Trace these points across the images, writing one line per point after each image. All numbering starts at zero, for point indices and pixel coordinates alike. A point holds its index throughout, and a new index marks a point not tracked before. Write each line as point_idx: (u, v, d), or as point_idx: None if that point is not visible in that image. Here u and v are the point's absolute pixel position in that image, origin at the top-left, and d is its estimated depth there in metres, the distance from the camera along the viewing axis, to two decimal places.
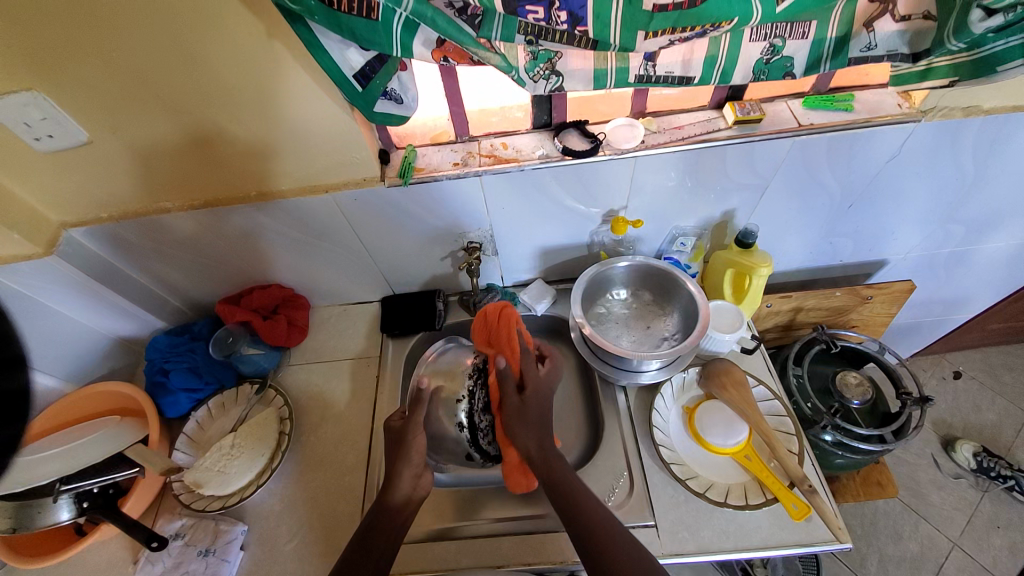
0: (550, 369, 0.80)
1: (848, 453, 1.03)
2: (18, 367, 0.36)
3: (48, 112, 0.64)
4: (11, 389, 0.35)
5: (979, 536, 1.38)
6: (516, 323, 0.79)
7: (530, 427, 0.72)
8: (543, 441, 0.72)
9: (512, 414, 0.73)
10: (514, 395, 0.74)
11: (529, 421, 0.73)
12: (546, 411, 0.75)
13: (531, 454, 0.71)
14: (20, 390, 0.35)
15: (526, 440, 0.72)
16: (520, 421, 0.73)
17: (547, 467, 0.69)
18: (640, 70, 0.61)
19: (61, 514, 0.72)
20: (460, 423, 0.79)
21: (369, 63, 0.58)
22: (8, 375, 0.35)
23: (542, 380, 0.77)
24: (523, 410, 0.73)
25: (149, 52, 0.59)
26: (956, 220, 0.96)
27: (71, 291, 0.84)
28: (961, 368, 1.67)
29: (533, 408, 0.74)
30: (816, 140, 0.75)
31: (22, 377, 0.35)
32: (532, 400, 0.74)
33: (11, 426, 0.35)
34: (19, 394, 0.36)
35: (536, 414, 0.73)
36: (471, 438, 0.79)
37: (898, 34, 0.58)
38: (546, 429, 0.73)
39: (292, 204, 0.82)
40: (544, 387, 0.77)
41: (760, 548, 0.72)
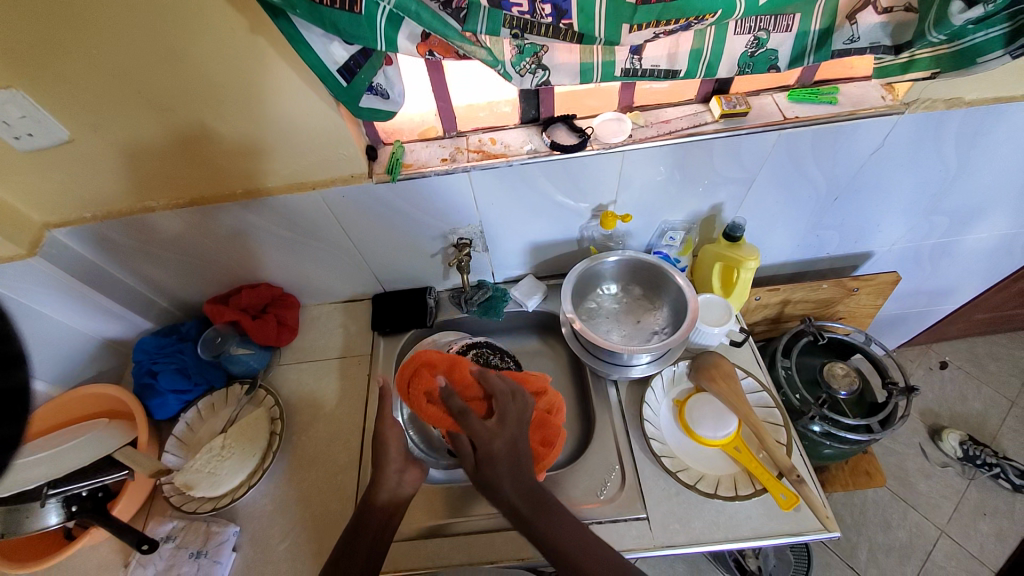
0: (502, 418, 0.65)
1: (836, 443, 1.04)
2: (17, 365, 0.35)
3: (28, 110, 0.63)
4: (8, 387, 0.35)
5: (966, 522, 1.41)
6: (432, 372, 0.79)
7: (501, 487, 0.60)
8: (524, 484, 0.61)
9: (478, 482, 0.62)
10: (468, 458, 0.62)
11: (500, 478, 0.60)
12: (518, 465, 0.62)
13: (514, 508, 0.60)
14: (18, 387, 0.35)
15: (504, 494, 0.60)
16: (490, 478, 0.61)
17: (530, 522, 0.59)
18: (626, 64, 0.62)
19: (50, 519, 0.70)
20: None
21: (354, 58, 0.57)
22: (7, 372, 0.35)
23: (498, 430, 0.63)
24: (489, 480, 0.60)
25: (129, 48, 0.58)
26: (940, 212, 0.97)
27: (55, 292, 0.83)
28: (947, 358, 1.70)
29: (499, 465, 0.61)
30: (801, 133, 0.76)
31: (22, 375, 0.35)
32: (490, 460, 0.61)
33: (12, 425, 0.35)
34: (18, 390, 0.35)
35: (505, 475, 0.61)
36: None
37: (880, 26, 0.58)
38: (520, 473, 0.62)
39: (280, 201, 0.81)
40: (501, 440, 0.63)
41: (748, 538, 0.72)
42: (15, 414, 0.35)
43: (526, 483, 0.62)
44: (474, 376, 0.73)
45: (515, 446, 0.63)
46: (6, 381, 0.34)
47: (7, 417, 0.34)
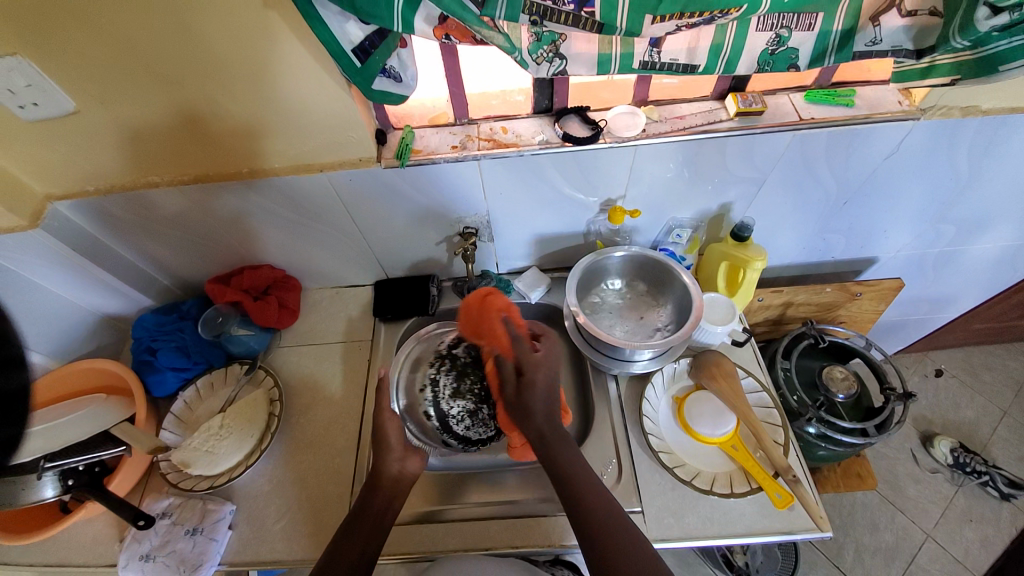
0: (548, 352, 0.71)
1: (831, 446, 1.05)
2: (17, 367, 0.41)
3: (33, 79, 0.62)
4: (11, 388, 0.40)
5: (952, 528, 1.43)
6: (499, 309, 0.74)
7: (533, 413, 0.66)
8: (551, 418, 0.67)
9: (513, 408, 0.67)
10: (512, 383, 0.67)
11: (531, 405, 0.66)
12: (551, 398, 0.67)
13: (540, 433, 0.66)
14: (19, 388, 0.41)
15: (534, 423, 0.66)
16: (525, 405, 0.66)
17: (550, 448, 0.65)
18: (644, 56, 0.61)
19: (45, 492, 0.70)
20: (427, 410, 0.78)
21: (369, 37, 0.56)
22: (10, 374, 0.40)
23: (547, 363, 0.69)
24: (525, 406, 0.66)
25: (141, 21, 0.57)
26: (947, 220, 0.97)
27: (56, 266, 0.82)
28: (943, 366, 1.71)
29: (534, 391, 0.66)
30: (816, 134, 0.75)
31: (23, 376, 0.41)
32: (529, 387, 0.66)
33: (14, 424, 0.40)
34: (19, 392, 0.41)
35: (539, 405, 0.66)
36: (444, 426, 0.77)
37: (902, 29, 0.57)
38: (553, 410, 0.67)
39: (285, 182, 0.80)
40: (545, 374, 0.68)
41: (742, 535, 0.73)
42: (12, 413, 0.40)
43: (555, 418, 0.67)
44: (524, 322, 0.76)
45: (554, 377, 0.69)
46: (8, 381, 0.40)
47: (8, 416, 0.40)
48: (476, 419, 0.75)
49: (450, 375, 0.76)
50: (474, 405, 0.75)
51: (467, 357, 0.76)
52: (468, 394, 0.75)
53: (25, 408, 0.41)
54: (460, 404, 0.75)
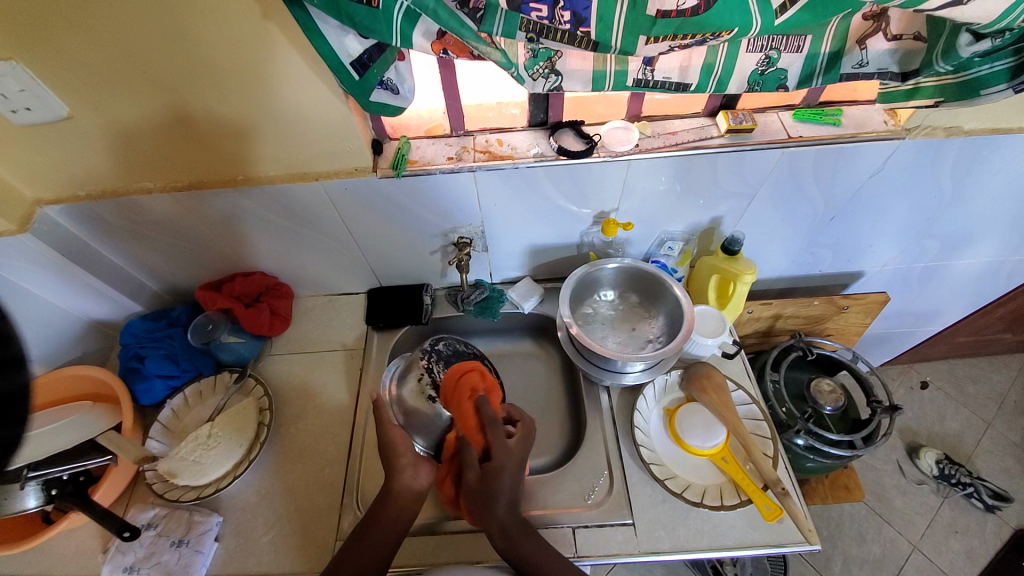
0: (520, 438, 0.74)
1: (819, 457, 1.06)
2: (17, 367, 0.39)
3: (27, 84, 0.61)
4: (11, 387, 0.39)
5: (938, 539, 1.45)
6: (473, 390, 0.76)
7: (496, 502, 0.67)
8: (516, 511, 0.68)
9: (476, 496, 0.68)
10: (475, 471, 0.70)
11: (500, 493, 0.68)
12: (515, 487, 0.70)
13: (502, 528, 0.66)
14: (20, 389, 0.39)
15: (497, 515, 0.67)
16: (490, 495, 0.68)
17: (512, 542, 0.66)
18: (638, 74, 0.62)
19: (28, 502, 0.69)
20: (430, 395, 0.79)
21: (368, 51, 0.57)
22: (8, 375, 0.38)
23: (516, 453, 0.71)
24: (490, 492, 0.68)
25: (139, 28, 0.57)
26: (931, 236, 0.99)
27: (43, 271, 0.81)
28: (928, 378, 1.74)
29: (502, 482, 0.69)
30: (804, 152, 0.77)
31: (19, 377, 0.39)
32: (495, 477, 0.69)
33: (15, 425, 0.39)
34: (19, 393, 0.39)
35: (504, 493, 0.68)
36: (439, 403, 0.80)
37: (887, 53, 0.59)
38: (515, 499, 0.69)
39: (280, 190, 0.80)
40: (512, 461, 0.70)
41: (732, 547, 0.73)
42: (15, 415, 0.38)
43: (516, 512, 0.68)
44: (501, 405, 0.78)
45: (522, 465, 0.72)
46: (7, 383, 0.38)
47: (9, 417, 0.38)
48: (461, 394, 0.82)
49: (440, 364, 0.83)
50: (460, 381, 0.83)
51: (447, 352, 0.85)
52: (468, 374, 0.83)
53: (25, 409, 0.39)
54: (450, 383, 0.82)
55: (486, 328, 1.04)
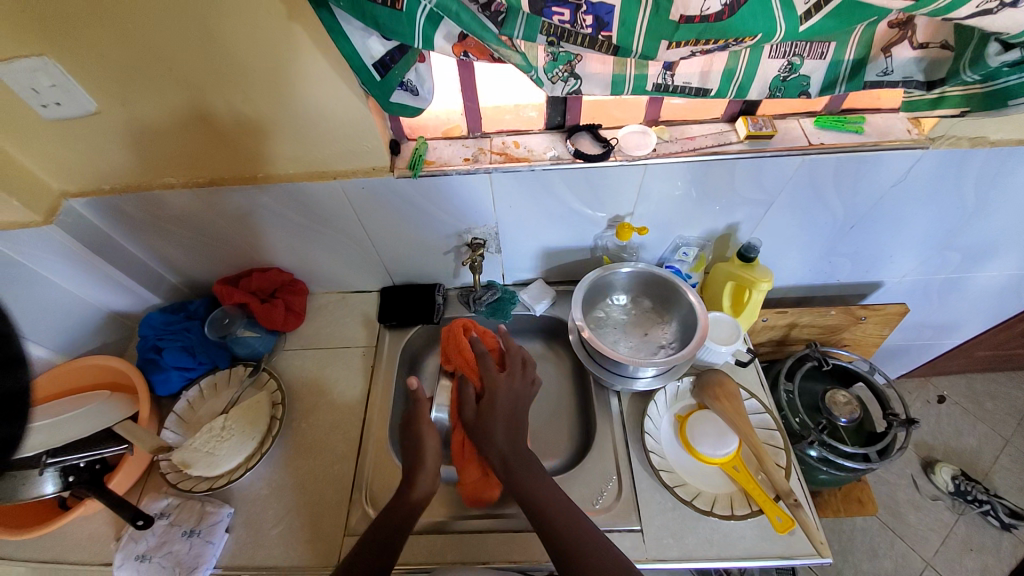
0: (512, 373, 0.79)
1: (832, 470, 1.04)
2: (17, 366, 0.41)
3: (57, 79, 0.63)
4: (12, 387, 0.40)
5: (952, 557, 1.41)
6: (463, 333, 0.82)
7: (495, 436, 0.73)
8: (515, 443, 0.73)
9: (473, 431, 0.75)
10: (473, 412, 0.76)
11: (495, 431, 0.73)
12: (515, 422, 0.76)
13: (503, 459, 0.71)
14: (20, 388, 0.41)
15: (497, 446, 0.72)
16: (485, 427, 0.74)
17: (513, 476, 0.70)
18: (658, 78, 0.62)
19: (45, 488, 0.70)
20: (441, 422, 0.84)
21: (390, 53, 0.58)
22: (9, 374, 0.40)
23: (518, 386, 0.78)
24: (485, 428, 0.74)
25: (168, 27, 0.59)
26: (953, 248, 0.97)
27: (67, 261, 0.83)
28: (946, 392, 1.70)
29: (496, 415, 0.75)
30: (825, 160, 0.76)
31: (20, 377, 0.41)
32: (492, 412, 0.75)
33: (12, 423, 0.41)
34: (19, 392, 0.41)
35: (500, 428, 0.73)
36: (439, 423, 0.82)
37: (913, 61, 0.58)
38: (513, 432, 0.74)
39: (298, 188, 0.82)
40: (506, 393, 0.77)
41: (741, 558, 0.72)
42: (15, 412, 0.41)
43: (518, 445, 0.74)
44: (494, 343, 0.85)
45: (517, 403, 0.77)
46: (9, 381, 0.40)
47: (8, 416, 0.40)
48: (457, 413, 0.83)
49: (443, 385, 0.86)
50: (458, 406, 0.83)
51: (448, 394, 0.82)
52: None
53: (24, 407, 0.41)
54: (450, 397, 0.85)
55: (496, 329, 1.05)
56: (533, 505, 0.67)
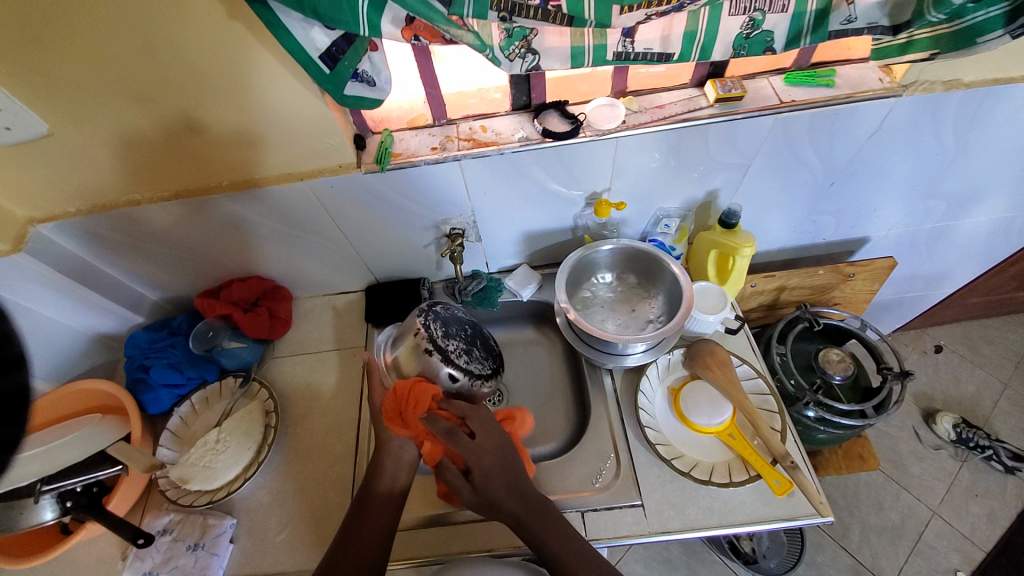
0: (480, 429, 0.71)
1: (830, 428, 1.05)
2: (17, 366, 0.38)
3: (3, 103, 0.61)
4: (11, 388, 0.38)
5: (957, 503, 1.43)
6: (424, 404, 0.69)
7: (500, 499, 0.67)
8: (518, 494, 0.67)
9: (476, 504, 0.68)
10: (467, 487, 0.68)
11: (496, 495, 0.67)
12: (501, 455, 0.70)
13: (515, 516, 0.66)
14: (19, 389, 0.38)
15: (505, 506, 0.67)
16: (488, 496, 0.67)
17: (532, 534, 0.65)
18: (618, 47, 0.60)
19: (44, 514, 0.70)
20: (429, 352, 0.75)
21: (336, 43, 0.56)
22: (9, 374, 0.38)
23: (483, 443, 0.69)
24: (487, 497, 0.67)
25: (108, 38, 0.57)
26: (937, 196, 0.97)
27: (43, 289, 0.82)
28: (942, 342, 1.71)
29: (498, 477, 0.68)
30: (798, 117, 0.75)
31: (21, 376, 0.38)
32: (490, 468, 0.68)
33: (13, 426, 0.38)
34: (19, 392, 0.38)
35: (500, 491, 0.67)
36: (444, 355, 0.75)
37: (876, 6, 0.57)
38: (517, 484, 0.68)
39: (268, 192, 0.80)
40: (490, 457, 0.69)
41: (743, 524, 0.73)
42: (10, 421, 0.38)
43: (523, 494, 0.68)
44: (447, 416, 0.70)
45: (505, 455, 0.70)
46: (8, 382, 0.37)
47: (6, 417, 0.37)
48: (473, 356, 0.79)
49: (440, 323, 0.79)
50: (467, 345, 0.79)
51: (444, 314, 0.82)
52: (457, 335, 0.79)
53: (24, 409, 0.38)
54: (456, 343, 0.78)
55: (486, 318, 1.04)
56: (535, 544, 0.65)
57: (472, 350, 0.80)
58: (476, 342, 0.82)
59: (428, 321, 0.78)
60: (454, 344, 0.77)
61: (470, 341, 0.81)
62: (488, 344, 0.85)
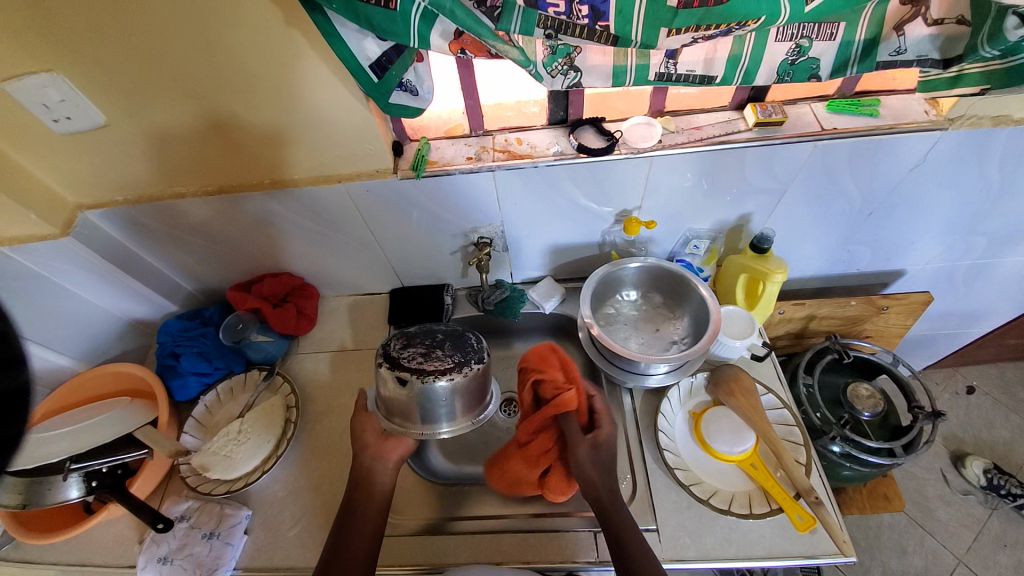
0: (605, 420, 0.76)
1: (855, 465, 1.01)
2: (17, 364, 0.36)
3: (68, 95, 0.65)
4: (13, 386, 0.36)
5: (987, 554, 1.36)
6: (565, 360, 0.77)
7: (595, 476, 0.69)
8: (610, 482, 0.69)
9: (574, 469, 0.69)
10: (584, 442, 0.70)
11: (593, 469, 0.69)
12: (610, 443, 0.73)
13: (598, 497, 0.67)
14: (20, 387, 0.36)
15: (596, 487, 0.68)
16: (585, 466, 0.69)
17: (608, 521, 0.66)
18: (660, 68, 0.60)
19: (71, 492, 0.72)
20: (380, 364, 0.72)
21: (386, 53, 0.58)
22: (8, 373, 0.35)
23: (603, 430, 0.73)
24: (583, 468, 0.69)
25: (171, 39, 0.60)
26: (979, 232, 0.93)
27: (86, 273, 0.85)
28: (976, 383, 1.63)
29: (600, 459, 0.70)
30: (839, 144, 0.73)
31: (22, 375, 0.36)
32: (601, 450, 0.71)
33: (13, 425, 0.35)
34: (19, 391, 0.36)
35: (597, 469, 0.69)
36: (394, 363, 0.71)
37: (928, 39, 0.56)
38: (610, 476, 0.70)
39: (305, 192, 0.82)
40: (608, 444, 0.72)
41: (761, 558, 0.71)
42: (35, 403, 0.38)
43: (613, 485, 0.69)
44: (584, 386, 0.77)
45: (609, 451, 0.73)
46: (9, 380, 0.35)
47: (7, 417, 0.35)
48: (432, 355, 0.72)
49: (399, 338, 0.76)
50: (428, 349, 0.74)
51: (415, 329, 0.78)
52: (416, 342, 0.75)
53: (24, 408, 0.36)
54: (413, 350, 0.73)
55: (506, 328, 1.04)
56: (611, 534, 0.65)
57: (433, 349, 0.73)
58: (443, 343, 0.75)
59: (391, 339, 0.76)
60: (415, 352, 0.73)
61: (436, 344, 0.75)
62: (463, 342, 0.76)
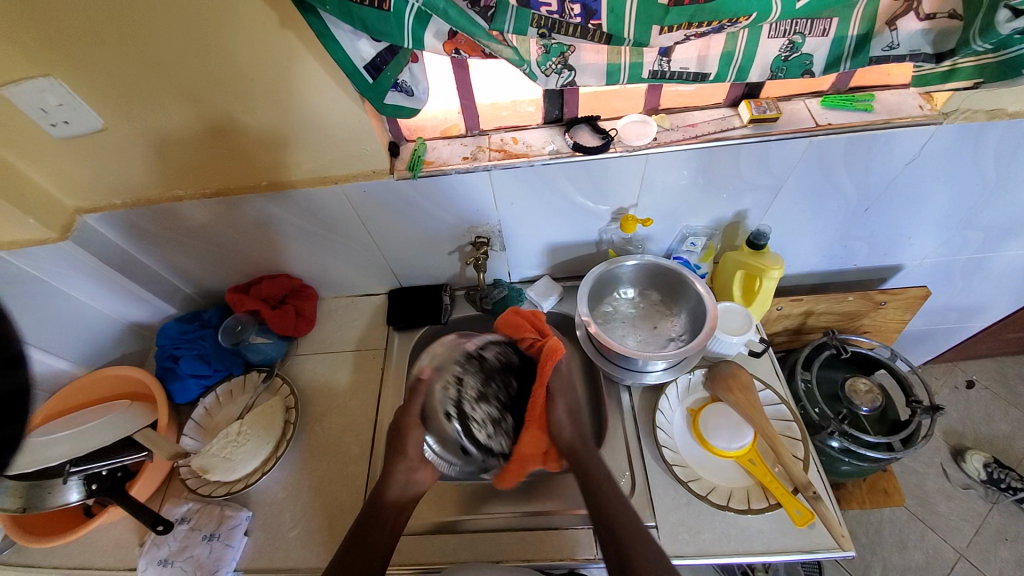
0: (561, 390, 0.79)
1: (854, 460, 1.01)
2: (18, 364, 0.35)
3: (64, 99, 0.65)
4: (11, 387, 0.35)
5: (987, 548, 1.36)
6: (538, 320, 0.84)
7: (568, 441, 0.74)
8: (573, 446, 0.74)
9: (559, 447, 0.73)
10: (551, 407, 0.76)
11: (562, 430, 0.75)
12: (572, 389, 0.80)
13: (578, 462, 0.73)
14: (21, 388, 0.35)
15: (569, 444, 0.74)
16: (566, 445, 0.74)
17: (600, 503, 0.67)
18: (654, 65, 0.60)
19: (71, 495, 0.72)
20: (449, 412, 0.70)
21: (380, 54, 0.58)
22: (8, 373, 0.35)
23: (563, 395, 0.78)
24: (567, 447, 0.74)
25: (166, 43, 0.60)
26: (975, 226, 0.94)
27: (85, 276, 0.85)
28: (974, 377, 1.64)
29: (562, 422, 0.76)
30: (833, 140, 0.74)
31: (22, 375, 0.35)
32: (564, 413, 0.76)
33: (12, 425, 0.35)
34: (20, 391, 0.35)
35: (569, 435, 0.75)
36: (465, 430, 0.71)
37: (921, 33, 0.56)
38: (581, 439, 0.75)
39: (302, 193, 0.82)
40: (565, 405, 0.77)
41: (760, 553, 0.71)
42: None
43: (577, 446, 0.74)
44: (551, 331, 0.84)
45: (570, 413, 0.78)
46: (8, 381, 0.35)
47: (7, 417, 0.35)
48: (499, 427, 0.72)
49: (479, 381, 0.72)
50: (497, 412, 0.72)
51: (496, 363, 0.75)
52: (492, 400, 0.72)
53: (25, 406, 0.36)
54: (485, 410, 0.71)
55: None
56: (601, 519, 0.66)
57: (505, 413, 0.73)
58: (513, 404, 0.74)
59: (468, 375, 0.72)
60: (484, 419, 0.71)
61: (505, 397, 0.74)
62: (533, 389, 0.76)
